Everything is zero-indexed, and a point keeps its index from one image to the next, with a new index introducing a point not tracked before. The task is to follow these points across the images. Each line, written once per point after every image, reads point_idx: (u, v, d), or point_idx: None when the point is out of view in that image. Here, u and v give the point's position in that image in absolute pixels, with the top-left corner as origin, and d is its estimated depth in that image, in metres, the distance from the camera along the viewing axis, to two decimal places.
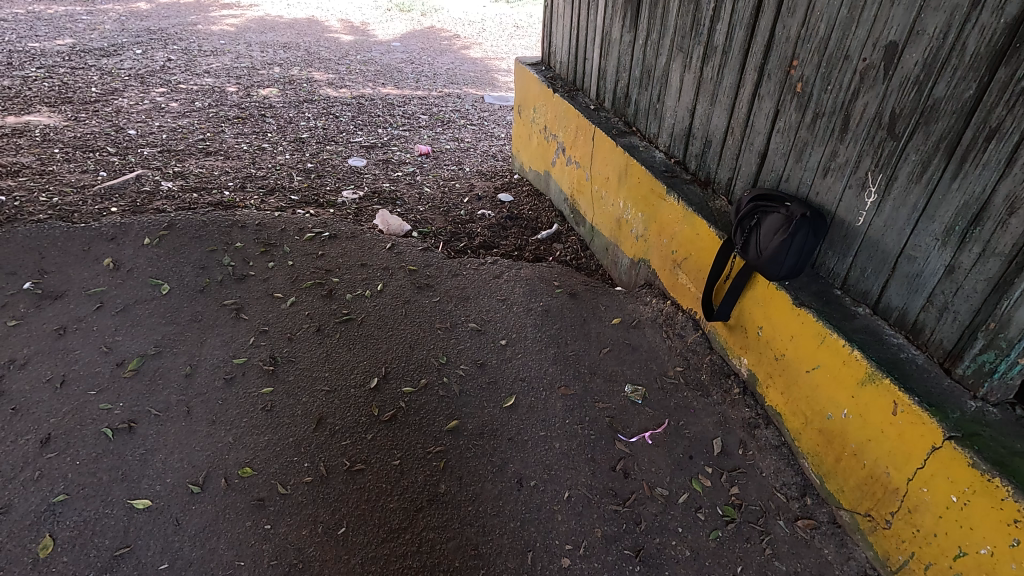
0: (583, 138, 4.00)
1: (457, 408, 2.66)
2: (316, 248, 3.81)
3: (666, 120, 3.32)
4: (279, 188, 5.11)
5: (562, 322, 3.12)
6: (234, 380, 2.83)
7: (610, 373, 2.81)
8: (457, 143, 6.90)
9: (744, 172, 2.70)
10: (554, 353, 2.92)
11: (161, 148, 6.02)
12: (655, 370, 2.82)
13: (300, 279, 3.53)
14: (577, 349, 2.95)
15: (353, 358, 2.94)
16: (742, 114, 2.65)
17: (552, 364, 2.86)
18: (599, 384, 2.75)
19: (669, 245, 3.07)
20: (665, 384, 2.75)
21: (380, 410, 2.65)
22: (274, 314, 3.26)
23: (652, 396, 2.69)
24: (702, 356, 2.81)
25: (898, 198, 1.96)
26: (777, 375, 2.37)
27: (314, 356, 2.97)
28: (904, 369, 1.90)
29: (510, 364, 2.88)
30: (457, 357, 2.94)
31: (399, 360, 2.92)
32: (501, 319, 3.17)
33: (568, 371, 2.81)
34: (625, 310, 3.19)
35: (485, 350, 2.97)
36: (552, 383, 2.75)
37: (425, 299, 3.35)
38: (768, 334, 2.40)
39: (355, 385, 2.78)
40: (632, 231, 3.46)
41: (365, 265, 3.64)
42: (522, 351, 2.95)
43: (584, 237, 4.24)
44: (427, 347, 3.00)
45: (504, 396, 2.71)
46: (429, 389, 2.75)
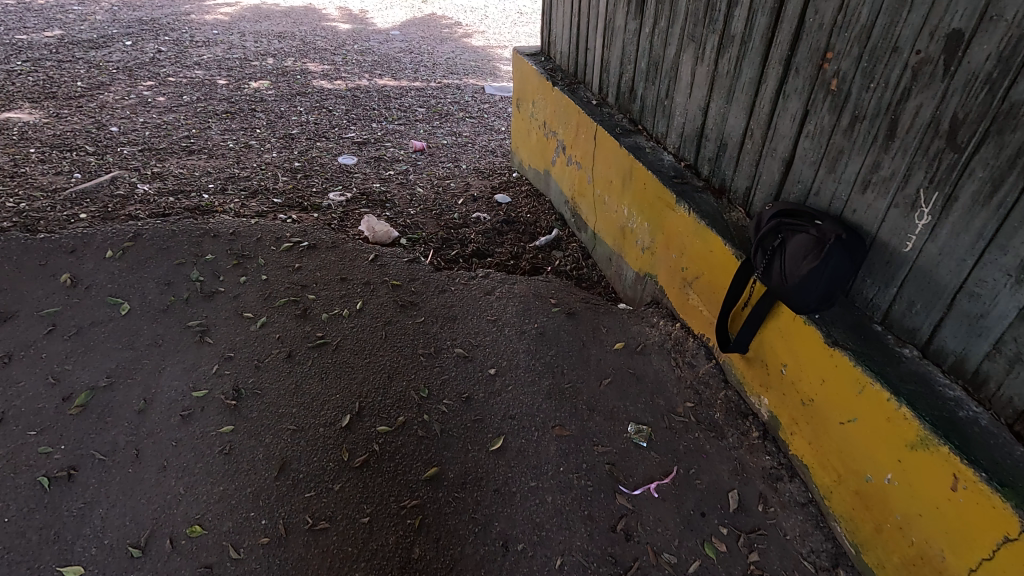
0: (584, 136, 3.64)
1: (436, 453, 2.35)
2: (294, 260, 3.50)
3: (675, 119, 2.97)
4: (262, 190, 4.80)
5: (558, 347, 2.80)
6: (192, 418, 2.54)
7: (611, 409, 2.49)
8: (455, 137, 6.55)
9: (765, 182, 2.35)
10: (548, 386, 2.60)
11: (142, 146, 5.72)
12: (662, 406, 2.50)
13: (273, 296, 3.23)
14: (574, 379, 2.63)
15: (324, 391, 2.64)
16: (763, 115, 2.29)
17: (545, 398, 2.55)
18: (599, 423, 2.44)
19: (678, 260, 2.73)
20: (673, 423, 2.43)
21: (351, 454, 2.36)
22: (242, 338, 2.97)
23: (658, 438, 2.37)
24: (715, 390, 2.49)
25: (958, 223, 1.61)
26: (804, 422, 2.04)
27: (282, 387, 2.68)
28: (965, 432, 1.56)
29: (498, 399, 2.56)
30: (440, 389, 2.63)
31: (375, 393, 2.61)
32: (491, 344, 2.85)
33: (564, 408, 2.50)
34: (629, 334, 2.86)
35: (472, 381, 2.66)
36: (545, 423, 2.44)
37: (408, 320, 3.03)
38: (794, 374, 2.06)
39: (324, 423, 2.49)
40: (637, 241, 3.12)
41: (344, 280, 3.33)
42: (513, 382, 2.63)
43: (585, 243, 3.90)
44: (408, 377, 2.69)
45: (490, 437, 2.41)
46: (407, 429, 2.45)
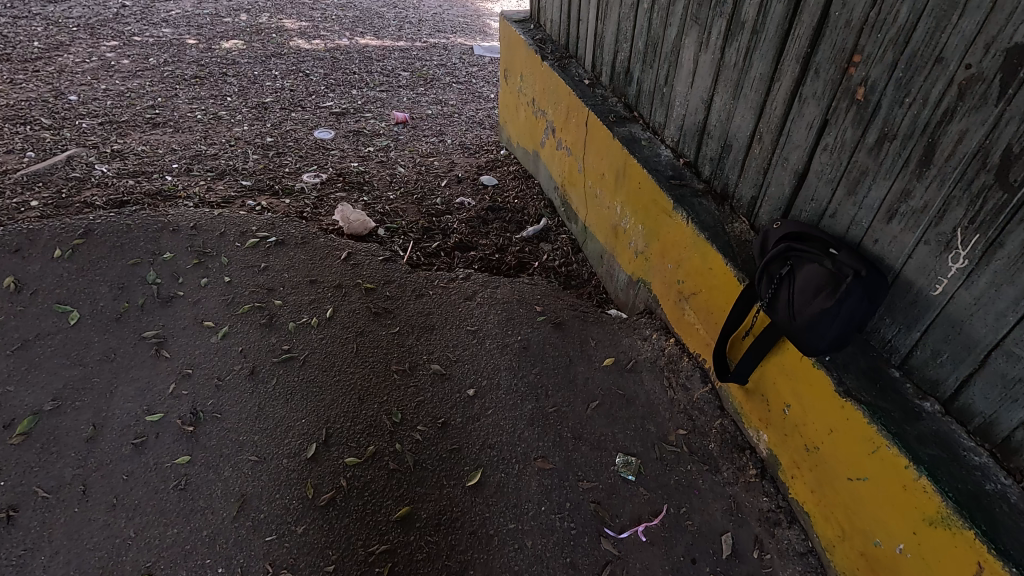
0: (575, 121, 3.33)
1: (409, 489, 2.19)
2: (259, 259, 3.23)
3: (674, 109, 2.67)
4: (231, 170, 4.47)
5: (543, 363, 2.60)
6: (145, 446, 2.35)
7: (598, 438, 2.32)
8: (440, 106, 6.14)
9: (773, 194, 2.09)
10: (530, 410, 2.42)
11: (103, 119, 5.32)
12: (652, 434, 2.32)
13: (237, 302, 2.98)
14: (559, 403, 2.44)
15: (289, 415, 2.44)
16: (774, 118, 2.02)
17: (527, 425, 2.36)
18: (584, 453, 2.27)
19: (674, 272, 2.50)
20: (664, 454, 2.26)
21: (316, 490, 2.18)
22: (201, 351, 2.74)
23: (648, 471, 2.21)
24: (710, 418, 2.31)
25: (1001, 272, 1.39)
26: (806, 469, 1.86)
27: (244, 410, 2.48)
28: (992, 510, 1.38)
29: (476, 425, 2.38)
30: (414, 413, 2.44)
31: (344, 417, 2.42)
32: (470, 359, 2.64)
33: (547, 436, 2.32)
34: (619, 348, 2.66)
35: (448, 404, 2.47)
36: (527, 454, 2.27)
37: (382, 330, 2.81)
38: (798, 417, 1.87)
39: (288, 454, 2.30)
40: (630, 244, 2.87)
41: (314, 282, 3.09)
42: (492, 406, 2.45)
43: (576, 236, 3.65)
44: (380, 398, 2.49)
45: (466, 471, 2.24)
46: (378, 461, 2.27)
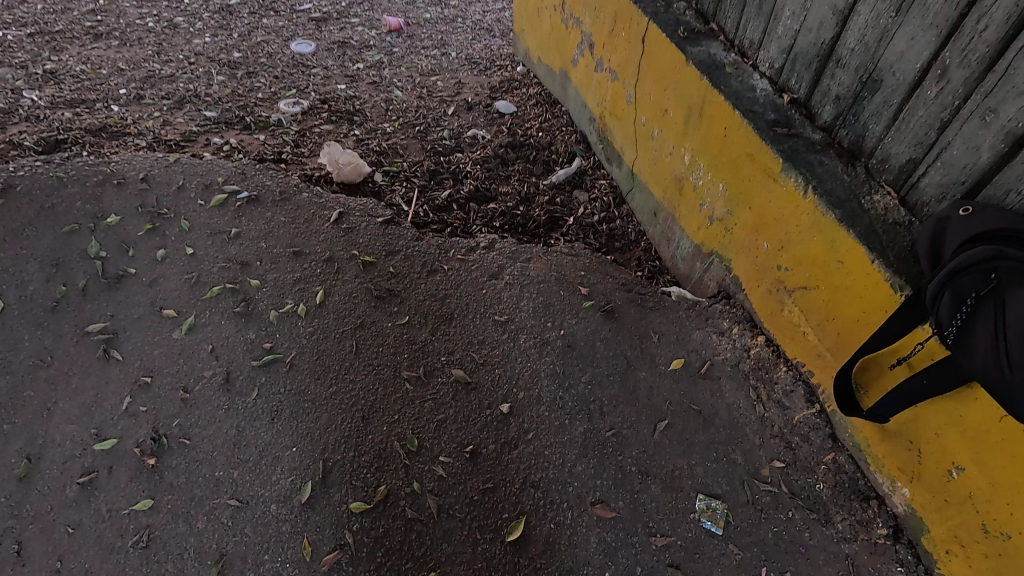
0: (625, 34, 2.54)
1: (434, 547, 1.73)
2: (228, 221, 2.57)
3: (778, 20, 1.90)
4: (190, 95, 3.65)
5: (594, 369, 2.06)
6: (97, 488, 1.86)
7: (670, 474, 1.83)
8: (440, 7, 5.12)
9: (951, 161, 1.43)
10: (582, 435, 1.91)
11: (32, 28, 4.36)
12: (740, 468, 1.83)
13: (203, 281, 2.37)
14: (618, 424, 1.93)
15: (277, 443, 1.94)
16: (979, 45, 1.30)
17: (580, 457, 1.87)
18: (653, 496, 1.79)
19: (773, 254, 1.89)
20: (757, 495, 1.78)
21: (316, 549, 1.72)
22: (162, 350, 2.18)
23: (737, 521, 1.74)
24: (816, 449, 1.81)
25: None
26: (980, 554, 1.42)
27: (219, 435, 1.96)
28: None
29: (514, 457, 1.89)
30: (434, 438, 1.93)
31: (345, 446, 1.91)
32: (502, 364, 2.10)
33: (606, 473, 1.84)
34: (690, 345, 2.11)
35: (476, 425, 1.96)
36: (581, 497, 1.80)
37: (387, 322, 2.24)
38: (973, 490, 1.38)
39: (277, 498, 1.82)
40: (701, 206, 2.23)
41: (298, 254, 2.46)
42: (533, 429, 1.94)
43: (618, 182, 2.97)
44: (390, 417, 1.98)
45: (505, 521, 1.78)
46: (392, 506, 1.80)
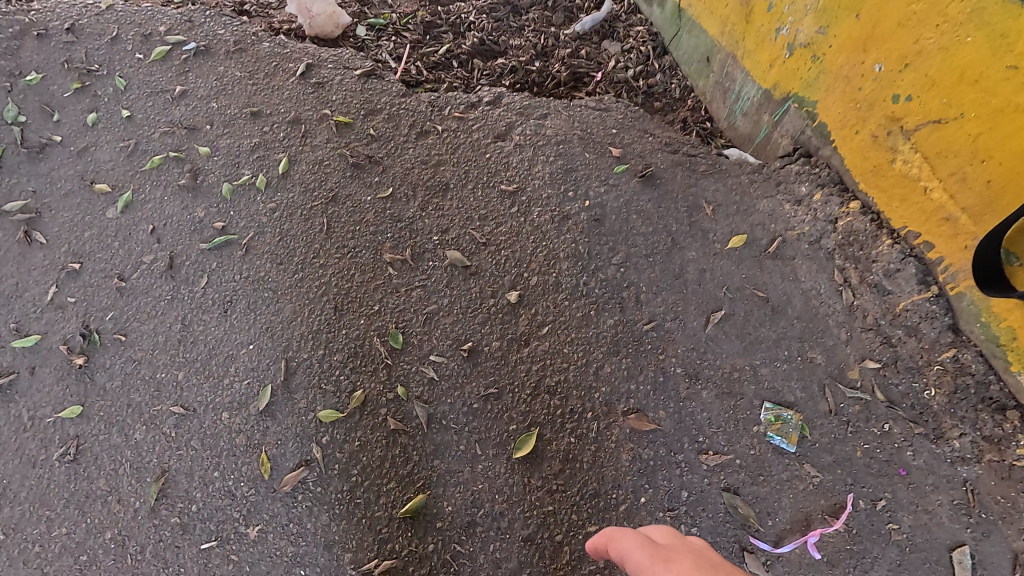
0: None
1: (423, 464, 1.38)
2: (171, 78, 2.07)
3: None
4: None
5: (629, 248, 1.60)
6: (17, 392, 1.53)
7: (727, 377, 1.41)
8: None
9: None
10: (613, 330, 1.49)
11: None
12: (820, 370, 1.40)
13: (142, 150, 1.92)
14: (659, 316, 1.50)
15: (231, 340, 1.56)
16: None
17: (609, 356, 1.46)
18: (704, 404, 1.39)
19: (887, 80, 1.35)
20: (842, 404, 1.36)
21: (277, 465, 1.38)
22: (93, 231, 1.77)
23: (814, 436, 1.34)
24: (928, 346, 1.36)
25: None
26: None
27: (162, 330, 1.59)
28: None
29: (524, 357, 1.48)
30: (423, 334, 1.53)
31: (314, 343, 1.54)
32: (510, 245, 1.65)
33: (643, 376, 1.43)
34: (754, 217, 1.62)
35: (476, 318, 1.54)
36: (611, 406, 1.40)
37: (366, 195, 1.77)
38: None
39: (230, 405, 1.47)
40: (775, 32, 1.61)
41: (257, 115, 1.97)
42: (549, 322, 1.51)
43: (659, 28, 2.35)
44: (370, 309, 1.58)
45: (512, 433, 1.40)
46: (372, 415, 1.43)
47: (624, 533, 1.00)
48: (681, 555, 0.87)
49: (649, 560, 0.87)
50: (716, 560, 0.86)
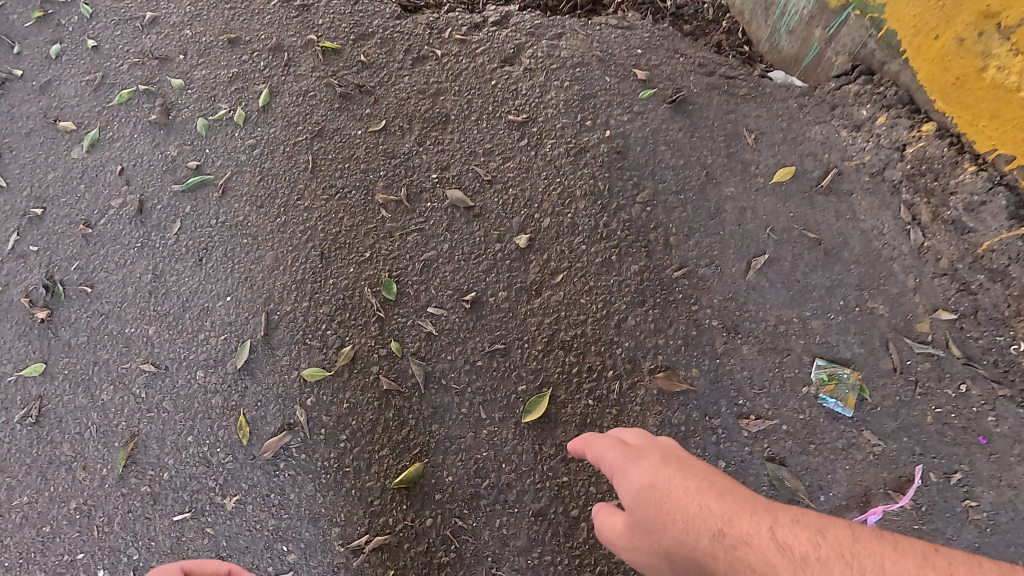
0: None
1: (420, 430, 1.21)
2: None
3: None
4: None
5: (656, 183, 1.38)
6: None
7: (772, 331, 1.21)
8: None
9: None
10: (637, 277, 1.29)
11: None
12: (883, 323, 1.20)
13: (108, 83, 1.71)
14: (691, 262, 1.29)
15: (207, 291, 1.39)
16: None
17: (633, 308, 1.26)
18: (744, 362, 1.20)
19: None
20: (909, 362, 1.16)
21: (257, 429, 1.23)
22: (57, 174, 1.60)
23: (875, 398, 1.15)
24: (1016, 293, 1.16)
25: None
26: None
27: (132, 281, 1.43)
28: None
29: (535, 309, 1.29)
30: (420, 284, 1.35)
31: (298, 295, 1.36)
32: (519, 183, 1.44)
33: (673, 329, 1.24)
34: (804, 144, 1.38)
35: (481, 265, 1.35)
36: (635, 363, 1.22)
37: (356, 128, 1.55)
38: None
39: (205, 362, 1.31)
40: None
41: (234, 42, 1.71)
42: (565, 270, 1.32)
43: None
44: (362, 257, 1.39)
45: (522, 395, 1.22)
46: (363, 375, 1.26)
47: (582, 436, 1.06)
48: (648, 451, 0.97)
49: (622, 463, 0.96)
50: (679, 454, 0.98)
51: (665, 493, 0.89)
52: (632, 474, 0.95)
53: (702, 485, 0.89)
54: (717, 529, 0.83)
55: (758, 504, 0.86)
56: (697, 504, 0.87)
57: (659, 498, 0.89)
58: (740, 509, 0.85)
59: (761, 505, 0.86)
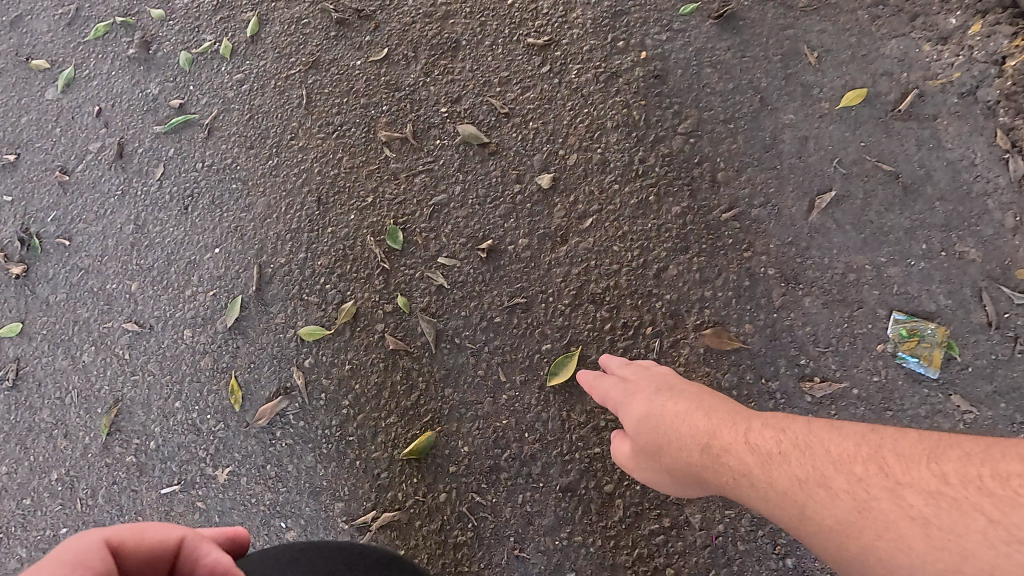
0: None
1: (431, 394, 1.07)
2: None
3: None
4: None
5: (701, 111, 1.17)
6: None
7: (840, 281, 1.04)
8: None
9: None
10: (680, 221, 1.11)
11: None
12: (974, 269, 1.02)
13: (77, 12, 1.51)
14: (743, 201, 1.11)
15: (194, 243, 1.25)
16: None
17: (674, 256, 1.10)
18: (806, 316, 1.03)
19: None
20: (1004, 315, 1.00)
21: (251, 394, 1.10)
22: (30, 116, 1.44)
23: (963, 357, 0.99)
24: None
25: None
26: None
27: (113, 233, 1.29)
28: None
29: (560, 259, 1.12)
30: (429, 232, 1.18)
31: (293, 246, 1.21)
32: (540, 115, 1.23)
33: (722, 280, 1.07)
34: (877, 58, 1.15)
35: (498, 210, 1.18)
36: (678, 318, 1.07)
37: (355, 59, 1.34)
38: None
39: (193, 321, 1.17)
40: None
41: None
42: (595, 213, 1.14)
43: None
44: (363, 203, 1.23)
45: (547, 355, 1.07)
46: (366, 334, 1.12)
47: (587, 372, 1.01)
48: (639, 379, 0.96)
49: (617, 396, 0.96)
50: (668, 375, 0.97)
51: (657, 418, 0.89)
52: (630, 404, 0.94)
53: (688, 399, 0.89)
54: (698, 438, 0.83)
55: (737, 410, 0.85)
56: (684, 421, 0.86)
57: (653, 425, 0.89)
58: (718, 415, 0.85)
59: (738, 409, 0.86)
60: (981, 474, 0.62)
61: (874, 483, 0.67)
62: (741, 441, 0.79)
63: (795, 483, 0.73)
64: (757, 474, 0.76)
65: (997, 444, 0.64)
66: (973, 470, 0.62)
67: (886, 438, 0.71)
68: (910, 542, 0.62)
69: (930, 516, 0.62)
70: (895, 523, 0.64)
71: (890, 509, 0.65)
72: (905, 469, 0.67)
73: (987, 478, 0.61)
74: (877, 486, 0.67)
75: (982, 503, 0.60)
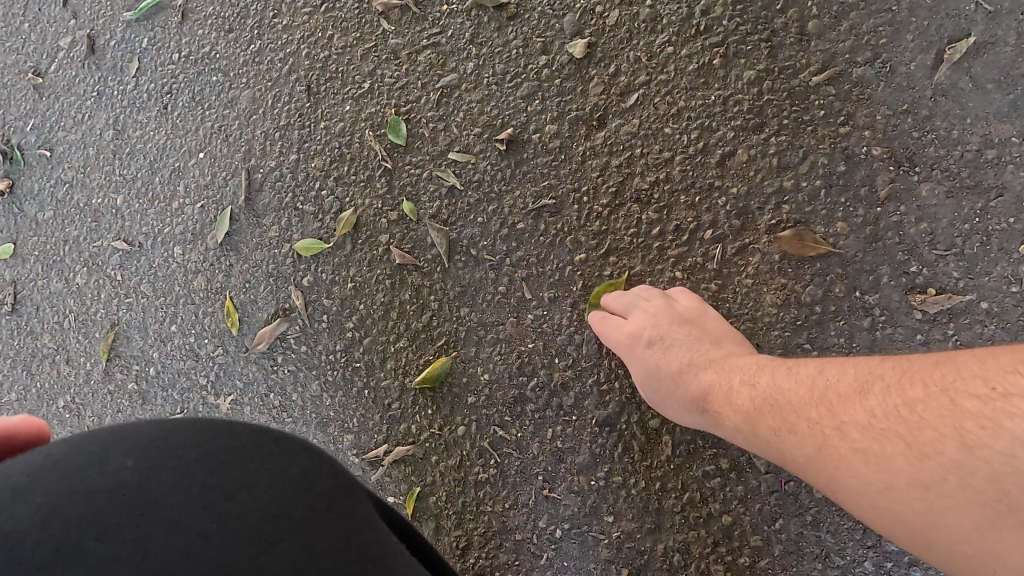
0: None
1: (445, 315, 0.92)
2: None
3: None
4: None
5: None
6: None
7: (972, 162, 0.80)
8: None
9: None
10: (754, 91, 0.86)
11: None
12: None
13: None
14: (844, 60, 0.83)
15: (175, 149, 1.09)
16: None
17: (744, 138, 0.86)
18: (920, 210, 0.81)
19: None
20: None
21: (249, 316, 0.99)
22: None
23: None
24: None
25: None
26: None
27: (93, 141, 1.14)
28: None
29: (597, 148, 0.90)
30: (437, 121, 0.97)
31: (283, 146, 1.03)
32: None
33: (808, 168, 0.84)
34: None
35: (519, 89, 0.94)
36: (747, 218, 0.85)
37: None
38: None
39: (182, 237, 1.05)
40: None
41: None
42: (643, 87, 0.89)
43: None
44: (359, 91, 1.01)
45: (580, 267, 0.89)
46: (369, 246, 0.96)
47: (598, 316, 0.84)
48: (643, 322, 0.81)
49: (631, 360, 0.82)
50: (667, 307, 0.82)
51: (665, 383, 0.77)
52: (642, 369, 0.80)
53: (684, 351, 0.77)
54: (693, 401, 0.73)
55: (724, 358, 0.74)
56: (686, 380, 0.75)
57: (666, 394, 0.77)
58: (696, 363, 0.75)
59: (714, 352, 0.76)
60: (897, 402, 0.56)
61: (823, 425, 0.60)
62: (720, 400, 0.71)
63: (771, 436, 0.65)
64: (732, 428, 0.69)
65: (907, 363, 0.58)
66: (889, 400, 0.56)
67: (824, 375, 0.63)
68: (856, 474, 0.57)
69: (865, 447, 0.57)
70: (843, 460, 0.58)
71: (846, 450, 0.58)
72: (850, 406, 0.59)
73: (902, 406, 0.55)
74: (828, 428, 0.60)
75: (904, 430, 0.55)
